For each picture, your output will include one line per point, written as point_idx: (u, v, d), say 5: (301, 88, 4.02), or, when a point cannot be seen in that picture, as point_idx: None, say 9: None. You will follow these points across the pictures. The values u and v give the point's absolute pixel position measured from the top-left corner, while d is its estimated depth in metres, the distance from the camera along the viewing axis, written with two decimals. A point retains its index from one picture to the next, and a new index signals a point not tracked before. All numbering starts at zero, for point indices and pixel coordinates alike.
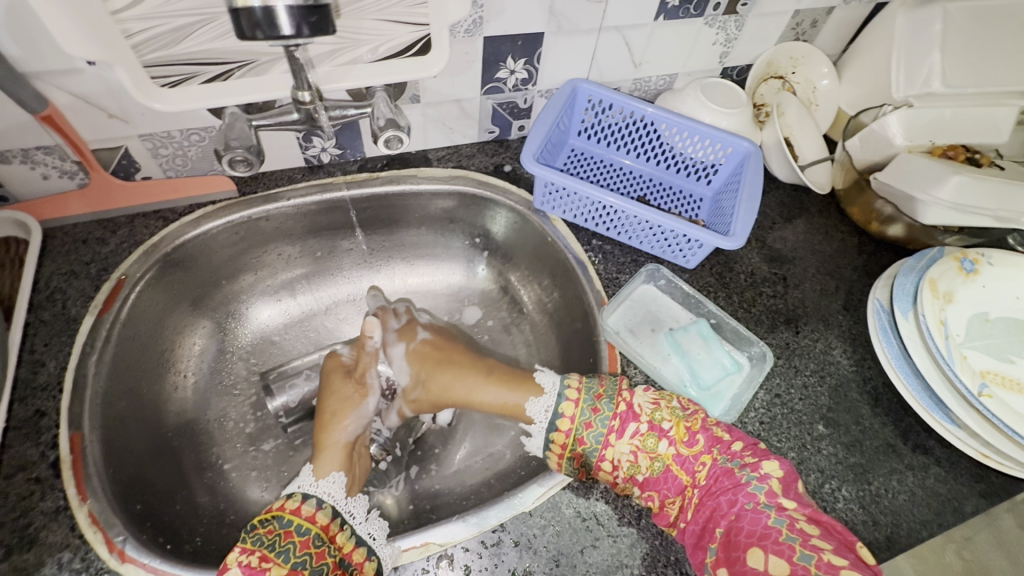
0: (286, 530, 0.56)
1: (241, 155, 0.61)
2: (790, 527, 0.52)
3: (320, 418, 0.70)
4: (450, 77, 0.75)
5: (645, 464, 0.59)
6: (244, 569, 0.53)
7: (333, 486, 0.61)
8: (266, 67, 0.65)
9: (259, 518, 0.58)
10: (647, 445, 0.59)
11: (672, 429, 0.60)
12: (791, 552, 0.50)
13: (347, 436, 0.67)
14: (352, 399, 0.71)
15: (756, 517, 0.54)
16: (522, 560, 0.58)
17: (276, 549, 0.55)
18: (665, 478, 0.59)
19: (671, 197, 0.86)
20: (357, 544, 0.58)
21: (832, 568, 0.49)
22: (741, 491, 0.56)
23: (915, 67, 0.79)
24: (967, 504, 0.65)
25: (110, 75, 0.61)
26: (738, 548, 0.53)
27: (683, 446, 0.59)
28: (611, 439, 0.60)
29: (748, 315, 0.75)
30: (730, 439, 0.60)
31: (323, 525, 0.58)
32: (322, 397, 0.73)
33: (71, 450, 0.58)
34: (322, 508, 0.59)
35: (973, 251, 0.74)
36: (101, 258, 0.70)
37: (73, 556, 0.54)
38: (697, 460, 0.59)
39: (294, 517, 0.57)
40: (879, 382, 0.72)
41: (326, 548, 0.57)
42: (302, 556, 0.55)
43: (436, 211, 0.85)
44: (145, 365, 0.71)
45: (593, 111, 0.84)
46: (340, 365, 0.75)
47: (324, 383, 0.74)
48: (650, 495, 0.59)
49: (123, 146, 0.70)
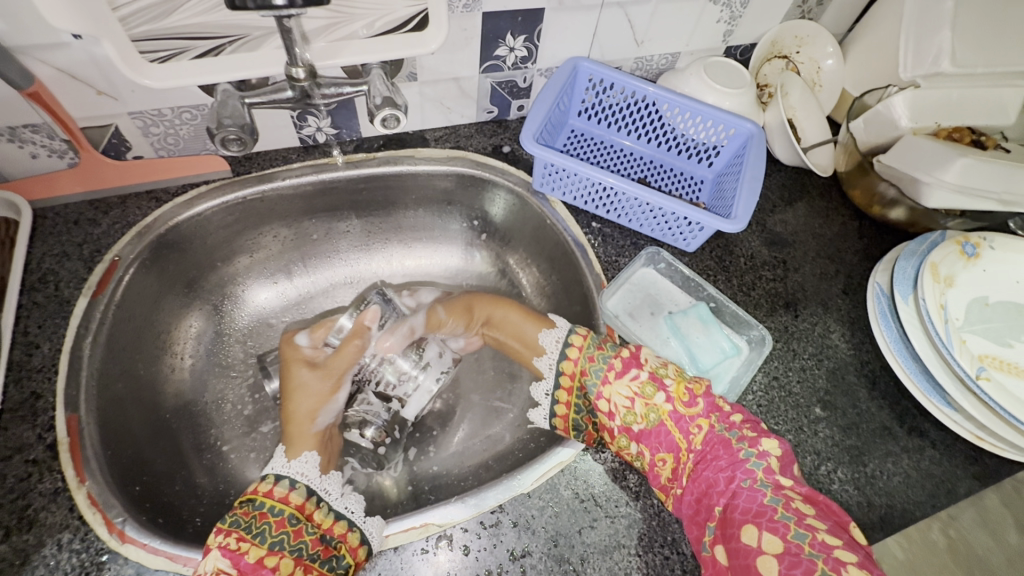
0: (261, 512, 0.56)
1: (234, 133, 0.60)
2: (785, 506, 0.52)
3: (285, 411, 0.68)
4: (448, 54, 0.73)
5: (641, 412, 0.61)
6: (223, 552, 0.53)
7: (306, 466, 0.62)
8: (259, 43, 0.64)
9: (236, 502, 0.59)
10: (646, 393, 0.62)
11: (671, 385, 0.62)
12: (786, 529, 0.50)
13: (317, 427, 0.67)
14: (321, 390, 0.69)
15: (752, 494, 0.54)
16: (520, 540, 0.58)
17: (252, 530, 0.55)
18: (659, 431, 0.60)
19: (672, 179, 0.85)
20: (336, 519, 0.58)
21: (827, 548, 0.48)
22: (739, 466, 0.56)
23: (925, 46, 0.77)
24: (961, 486, 0.66)
25: (97, 50, 0.59)
26: (733, 525, 0.53)
27: (681, 404, 0.61)
28: (609, 378, 0.64)
29: (747, 299, 0.75)
30: (731, 410, 0.60)
31: (297, 505, 0.59)
32: (286, 388, 0.70)
33: (68, 432, 0.58)
34: (296, 488, 0.60)
35: (975, 236, 0.74)
36: (93, 239, 0.69)
37: (73, 537, 0.54)
38: (693, 421, 0.60)
39: (267, 499, 0.58)
40: (877, 365, 0.72)
41: (303, 526, 0.57)
42: (279, 535, 0.55)
43: (433, 192, 0.84)
44: (141, 347, 0.71)
45: (594, 91, 0.82)
46: (303, 355, 0.72)
47: (285, 375, 0.71)
48: (643, 447, 0.60)
49: (112, 124, 0.68)
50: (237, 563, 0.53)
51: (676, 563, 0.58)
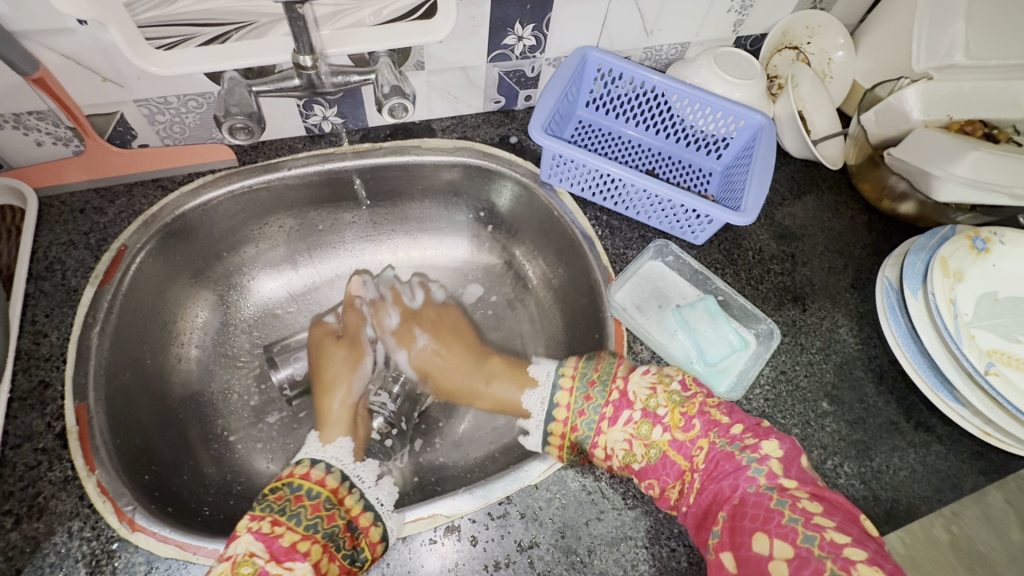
0: (296, 495, 0.58)
1: (242, 121, 0.59)
2: (792, 508, 0.51)
3: (320, 382, 0.74)
4: (456, 42, 0.73)
5: (641, 452, 0.59)
6: (257, 535, 0.53)
7: (340, 452, 0.64)
8: (266, 30, 0.63)
9: (269, 486, 0.59)
10: (641, 432, 0.60)
11: (666, 415, 0.60)
12: (795, 534, 0.49)
13: (353, 399, 0.73)
14: (351, 362, 0.77)
15: (758, 500, 0.52)
16: (528, 531, 0.58)
17: (287, 513, 0.56)
18: (662, 465, 0.59)
19: (681, 171, 0.84)
20: (365, 508, 0.58)
21: (836, 547, 0.47)
22: (742, 474, 0.55)
23: (939, 37, 0.75)
24: (967, 481, 0.66)
25: (103, 36, 0.58)
26: (742, 533, 0.51)
27: (679, 432, 0.59)
28: (604, 426, 0.62)
29: (755, 292, 0.75)
30: (730, 422, 0.59)
31: (332, 489, 0.60)
32: (315, 366, 0.76)
33: (77, 421, 0.58)
34: (331, 473, 0.61)
35: (986, 230, 0.73)
36: (99, 227, 0.69)
37: (83, 525, 0.54)
38: (694, 444, 0.59)
39: (303, 481, 0.59)
40: (884, 360, 0.72)
41: (335, 511, 0.57)
42: (313, 519, 0.56)
43: (440, 183, 0.83)
44: (148, 337, 0.70)
45: (602, 81, 0.81)
46: (329, 330, 0.79)
47: (314, 349, 0.77)
48: (650, 483, 0.59)
49: (118, 112, 0.67)
50: (270, 546, 0.53)
51: (683, 555, 0.59)
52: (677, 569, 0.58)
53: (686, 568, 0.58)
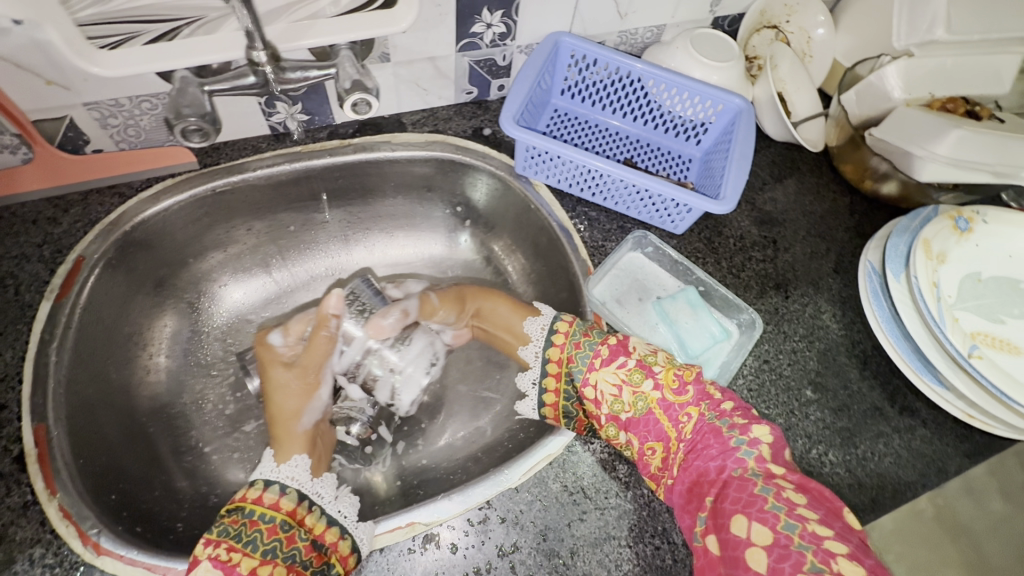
0: (252, 520, 0.55)
1: (195, 124, 0.57)
2: (777, 496, 0.49)
3: (269, 414, 0.68)
4: (421, 32, 0.70)
5: (629, 401, 0.60)
6: (214, 563, 0.52)
7: (296, 470, 0.62)
8: (217, 25, 0.60)
9: (222, 510, 0.57)
10: (633, 380, 0.60)
11: (660, 372, 0.60)
12: (776, 520, 0.48)
13: (305, 426, 0.67)
14: (303, 389, 0.69)
15: (743, 484, 0.52)
16: (509, 536, 0.57)
17: (244, 538, 0.54)
18: (647, 420, 0.59)
19: (659, 158, 0.82)
20: (329, 524, 0.58)
21: (817, 539, 0.46)
22: (730, 455, 0.54)
23: (918, 14, 0.75)
24: (951, 464, 0.65)
25: (41, 36, 0.54)
26: (723, 515, 0.51)
27: (670, 392, 0.59)
28: (597, 365, 0.63)
29: (737, 281, 0.73)
30: (721, 397, 0.58)
31: (289, 511, 0.58)
32: (264, 392, 0.69)
33: (36, 444, 0.56)
34: (286, 494, 0.59)
35: (968, 210, 0.72)
36: (54, 239, 0.66)
37: (45, 551, 0.52)
38: (683, 409, 0.59)
39: (257, 506, 0.57)
40: (868, 345, 0.71)
41: (295, 532, 0.56)
42: (271, 542, 0.54)
43: (413, 179, 0.81)
44: (112, 350, 0.68)
45: (576, 68, 0.79)
46: (278, 355, 0.71)
47: (263, 378, 0.70)
48: (632, 436, 0.60)
49: (67, 116, 0.64)
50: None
51: (667, 553, 0.58)
52: (661, 568, 0.57)
53: (671, 566, 0.57)
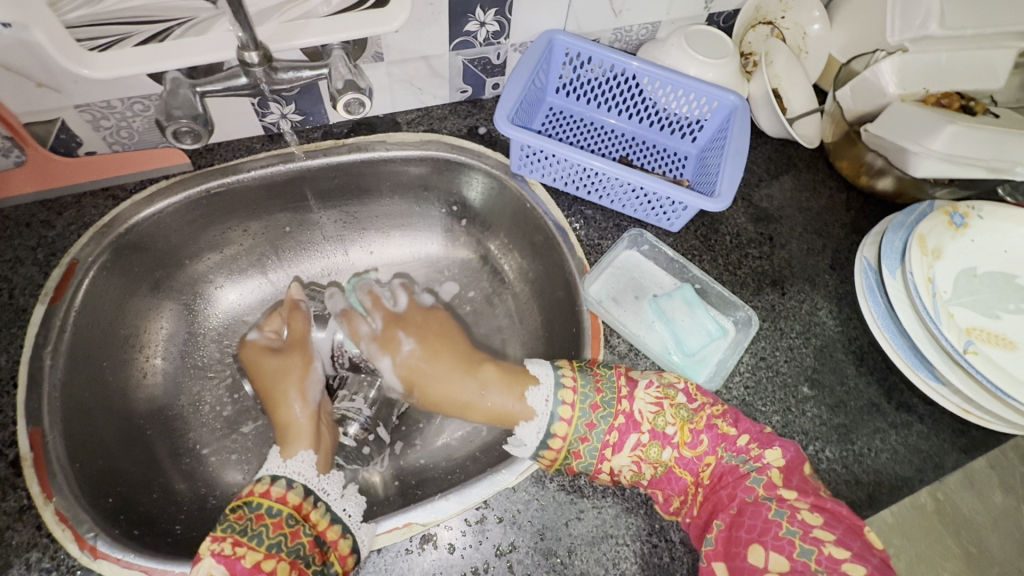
0: (258, 514, 0.56)
1: (187, 125, 0.56)
2: (790, 519, 0.52)
3: (269, 398, 0.69)
4: (414, 31, 0.69)
5: (648, 471, 0.58)
6: (218, 558, 0.52)
7: (303, 465, 0.61)
8: (208, 25, 0.60)
9: (230, 505, 0.58)
10: (650, 454, 0.58)
11: (675, 433, 0.58)
12: (792, 547, 0.50)
13: (308, 404, 0.68)
14: (300, 366, 0.71)
15: (756, 510, 0.53)
16: (506, 535, 0.57)
17: (249, 533, 0.55)
18: (666, 478, 0.58)
19: (655, 156, 0.82)
20: (332, 521, 0.58)
21: (834, 563, 0.49)
22: (741, 484, 0.55)
23: (913, 8, 0.75)
24: (948, 459, 0.66)
25: (29, 38, 0.54)
26: (738, 543, 0.52)
27: (686, 449, 0.58)
28: (608, 454, 0.58)
29: (733, 278, 0.73)
30: (736, 433, 0.58)
31: (295, 505, 0.58)
32: (256, 382, 0.72)
33: (32, 447, 0.56)
34: (294, 488, 0.59)
35: (963, 205, 0.72)
36: (48, 241, 0.66)
37: (41, 555, 0.52)
38: (701, 461, 0.58)
39: (264, 500, 0.57)
40: (865, 341, 0.71)
41: (300, 527, 0.56)
42: (276, 537, 0.55)
43: (408, 178, 0.80)
44: (107, 353, 0.68)
45: (571, 66, 0.79)
46: (261, 345, 0.74)
47: (251, 370, 0.72)
48: (654, 491, 0.58)
49: (59, 118, 0.64)
50: (232, 568, 0.52)
51: (665, 551, 0.58)
52: (659, 565, 0.57)
53: (669, 564, 0.57)
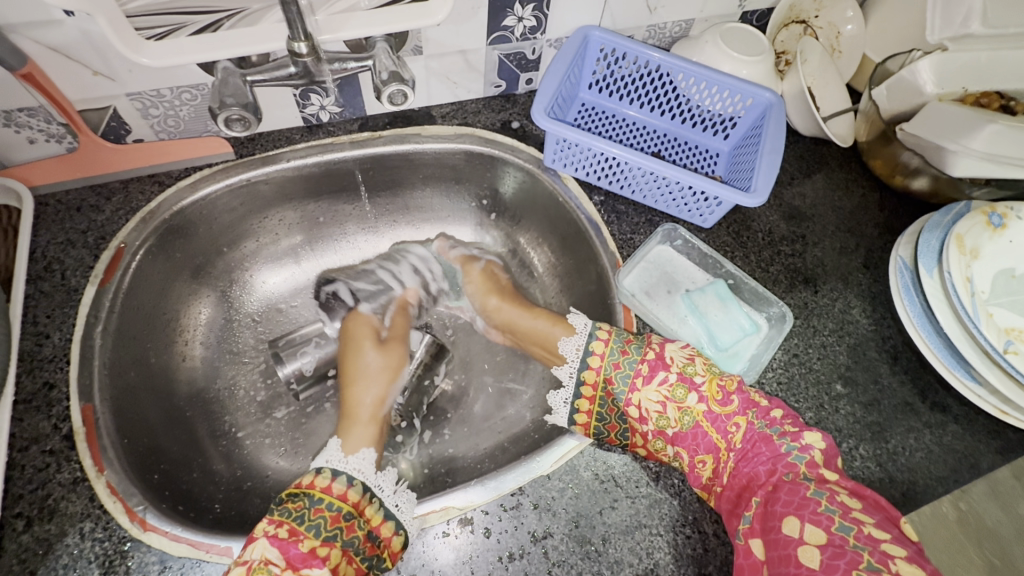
0: (316, 506, 0.58)
1: (237, 112, 0.58)
2: (830, 499, 0.51)
3: (349, 384, 0.73)
4: (454, 25, 0.70)
5: (675, 416, 0.61)
6: (273, 541, 0.54)
7: (362, 464, 0.65)
8: (258, 16, 0.62)
9: (288, 491, 0.60)
10: (676, 395, 0.61)
11: (704, 384, 0.60)
12: (830, 522, 0.49)
13: (379, 408, 0.72)
14: (391, 366, 0.76)
15: (794, 487, 0.53)
16: (541, 522, 0.58)
17: (306, 523, 0.56)
18: (694, 434, 0.60)
19: (687, 152, 0.82)
20: (386, 517, 0.59)
21: (873, 541, 0.48)
22: (780, 460, 0.56)
23: (953, 6, 0.75)
24: (984, 460, 0.65)
25: (91, 27, 0.57)
26: (774, 517, 0.52)
27: (716, 404, 0.60)
28: (638, 384, 0.63)
29: (765, 275, 0.74)
30: (769, 405, 0.59)
31: (353, 502, 0.61)
32: (350, 364, 0.75)
33: (84, 422, 0.58)
34: (353, 486, 0.62)
35: (1002, 205, 0.71)
36: (97, 226, 0.68)
37: (94, 526, 0.54)
38: (730, 420, 0.59)
39: (325, 495, 0.59)
40: (898, 341, 0.71)
41: (355, 522, 0.59)
42: (332, 530, 0.57)
43: (442, 171, 0.82)
44: (152, 335, 0.70)
45: (605, 62, 0.79)
46: (370, 328, 0.78)
47: (351, 348, 0.76)
48: (679, 450, 0.60)
49: (111, 106, 0.66)
50: (287, 553, 0.54)
51: (698, 542, 0.58)
52: (693, 557, 0.58)
53: (702, 555, 0.58)
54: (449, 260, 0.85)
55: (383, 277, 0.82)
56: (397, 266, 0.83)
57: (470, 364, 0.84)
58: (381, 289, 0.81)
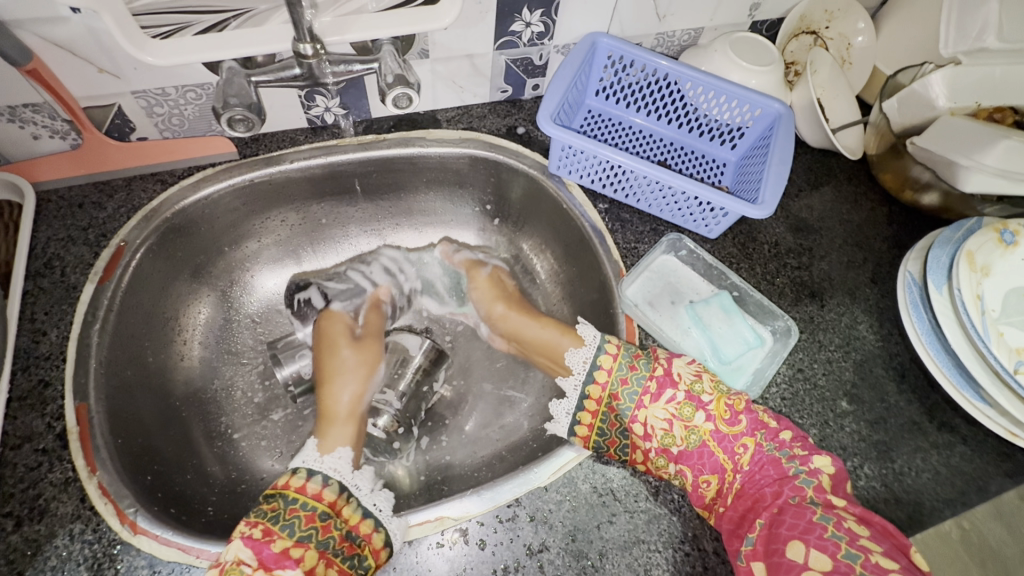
0: (291, 507, 0.57)
1: (241, 113, 0.58)
2: (837, 525, 0.50)
3: (327, 384, 0.72)
4: (461, 29, 0.70)
5: (681, 435, 0.59)
6: (247, 541, 0.53)
7: (339, 462, 0.63)
8: (265, 17, 0.61)
9: (265, 493, 0.59)
10: (684, 414, 0.59)
11: (711, 403, 0.59)
12: (836, 548, 0.48)
13: (358, 405, 0.71)
14: (366, 364, 0.75)
15: (800, 511, 0.52)
16: (537, 535, 0.57)
17: (280, 523, 0.55)
18: (700, 454, 0.58)
19: (693, 161, 0.81)
20: (364, 515, 0.58)
21: (880, 569, 0.47)
22: (787, 483, 0.55)
23: (967, 21, 0.75)
24: (992, 483, 0.64)
25: (97, 25, 0.57)
26: (778, 541, 0.51)
27: (723, 423, 0.58)
28: (645, 402, 0.61)
29: (771, 288, 0.72)
30: (778, 427, 0.58)
31: (330, 502, 0.59)
32: (325, 362, 0.74)
33: (77, 421, 0.57)
34: (328, 485, 0.60)
35: (1015, 223, 0.70)
36: (99, 223, 0.67)
37: (84, 527, 0.53)
38: (737, 441, 0.58)
39: (299, 495, 0.58)
40: (906, 358, 0.69)
41: (331, 522, 0.57)
42: (307, 530, 0.55)
43: (446, 175, 0.81)
44: (150, 334, 0.69)
45: (613, 69, 0.78)
46: (343, 328, 0.77)
47: (325, 348, 0.75)
48: (683, 469, 0.59)
49: (115, 103, 0.66)
50: (260, 553, 0.53)
51: (698, 560, 0.57)
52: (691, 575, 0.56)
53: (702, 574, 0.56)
54: (454, 264, 0.85)
55: (354, 277, 0.84)
56: (367, 267, 0.85)
57: (470, 371, 0.83)
58: (352, 289, 0.83)
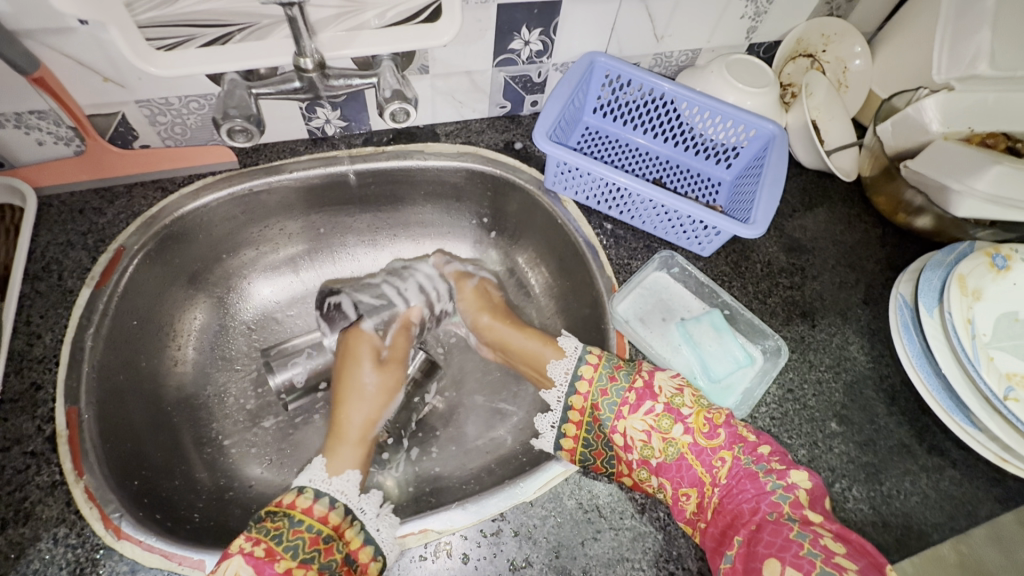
0: (295, 527, 0.56)
1: (240, 124, 0.59)
2: (813, 542, 0.49)
3: (342, 404, 0.71)
4: (461, 46, 0.71)
5: (660, 446, 0.59)
6: (247, 559, 0.53)
7: (346, 485, 0.63)
8: (268, 31, 0.62)
9: (266, 510, 0.59)
10: (662, 425, 0.60)
11: (690, 416, 0.59)
12: (811, 566, 0.47)
13: (370, 431, 0.70)
14: (385, 387, 0.73)
15: (777, 528, 0.51)
16: (521, 550, 0.57)
17: (283, 543, 0.55)
18: (679, 466, 0.58)
19: (688, 180, 0.82)
20: (364, 542, 0.57)
21: None
22: (764, 498, 0.54)
23: (961, 49, 0.73)
24: (981, 508, 0.63)
25: (103, 36, 0.58)
26: (756, 558, 0.50)
27: (701, 436, 0.58)
28: (624, 412, 0.61)
29: (763, 307, 0.73)
30: (756, 441, 0.58)
31: (334, 525, 0.59)
32: (346, 382, 0.72)
33: (67, 425, 0.58)
34: (334, 508, 0.60)
35: (1007, 247, 0.70)
36: (98, 228, 0.69)
37: (69, 531, 0.54)
38: (715, 454, 0.58)
39: (305, 517, 0.58)
40: (896, 380, 0.69)
41: (334, 544, 0.57)
42: (311, 552, 0.55)
43: (443, 187, 0.82)
44: (144, 339, 0.70)
45: (610, 87, 0.79)
46: (372, 347, 0.74)
47: (350, 366, 0.73)
48: (662, 482, 0.58)
49: (119, 112, 0.67)
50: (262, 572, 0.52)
51: None
52: None
53: None
54: (443, 274, 0.84)
55: (389, 292, 0.79)
56: (403, 282, 0.81)
57: (462, 382, 0.83)
58: (385, 304, 0.78)
